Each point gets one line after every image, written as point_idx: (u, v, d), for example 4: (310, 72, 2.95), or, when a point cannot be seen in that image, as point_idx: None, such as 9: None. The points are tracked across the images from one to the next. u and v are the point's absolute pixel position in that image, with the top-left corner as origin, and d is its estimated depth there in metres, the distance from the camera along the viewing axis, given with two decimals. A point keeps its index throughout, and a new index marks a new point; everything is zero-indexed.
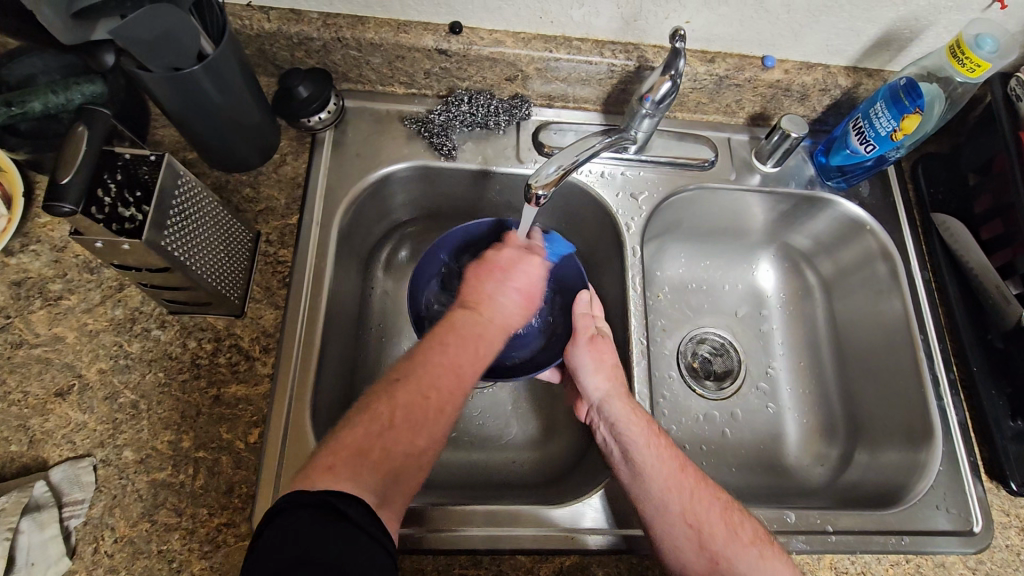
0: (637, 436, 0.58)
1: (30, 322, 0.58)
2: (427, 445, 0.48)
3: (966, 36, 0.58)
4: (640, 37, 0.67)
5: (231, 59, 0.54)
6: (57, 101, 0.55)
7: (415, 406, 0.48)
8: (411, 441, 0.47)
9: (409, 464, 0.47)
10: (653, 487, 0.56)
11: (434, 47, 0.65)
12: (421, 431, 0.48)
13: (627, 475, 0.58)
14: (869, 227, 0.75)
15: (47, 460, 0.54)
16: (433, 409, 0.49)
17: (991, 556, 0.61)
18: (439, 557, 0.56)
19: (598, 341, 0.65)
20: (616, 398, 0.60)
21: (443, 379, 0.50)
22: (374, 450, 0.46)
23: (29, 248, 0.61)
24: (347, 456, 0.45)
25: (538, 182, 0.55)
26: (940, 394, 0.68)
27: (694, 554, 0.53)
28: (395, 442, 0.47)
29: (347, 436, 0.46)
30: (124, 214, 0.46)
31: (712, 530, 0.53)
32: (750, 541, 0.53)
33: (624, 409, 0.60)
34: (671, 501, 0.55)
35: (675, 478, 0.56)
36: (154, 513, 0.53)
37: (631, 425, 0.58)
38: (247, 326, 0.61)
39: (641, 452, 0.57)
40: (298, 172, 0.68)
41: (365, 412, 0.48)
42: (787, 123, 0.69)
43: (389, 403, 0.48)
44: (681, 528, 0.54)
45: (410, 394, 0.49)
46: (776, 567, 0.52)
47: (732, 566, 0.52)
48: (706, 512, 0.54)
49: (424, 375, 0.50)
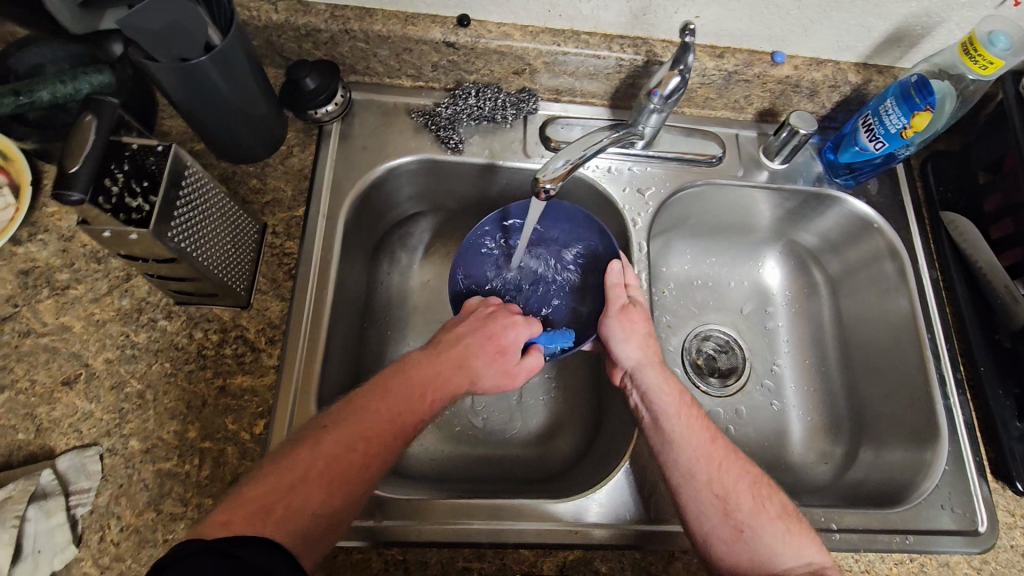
0: (669, 404, 0.59)
1: (38, 311, 0.59)
2: (346, 501, 0.47)
3: (979, 33, 0.58)
4: (649, 31, 0.67)
5: (239, 51, 0.54)
6: (65, 91, 0.56)
7: (340, 458, 0.48)
8: (323, 495, 0.46)
9: (320, 517, 0.46)
10: (682, 454, 0.56)
11: (441, 39, 0.65)
12: (339, 485, 0.47)
13: (656, 441, 0.58)
14: (878, 225, 0.74)
15: (54, 449, 0.54)
16: (357, 464, 0.48)
17: (995, 556, 0.61)
18: (442, 551, 0.56)
19: (631, 310, 0.64)
20: (651, 366, 0.62)
21: (373, 431, 0.50)
22: (281, 505, 0.45)
23: (37, 237, 0.61)
24: (253, 502, 0.44)
25: (545, 176, 0.55)
26: (947, 393, 0.67)
27: (719, 522, 0.53)
28: (309, 493, 0.46)
29: (260, 484, 0.46)
30: (131, 204, 0.46)
31: (738, 501, 0.54)
32: (777, 514, 0.54)
33: (657, 377, 0.61)
34: (699, 469, 0.55)
35: (705, 447, 0.57)
36: (160, 502, 0.53)
37: (664, 393, 0.60)
38: (254, 318, 0.61)
39: (673, 419, 0.58)
40: (305, 164, 0.68)
41: (286, 459, 0.47)
42: (796, 119, 0.69)
43: (313, 453, 0.48)
44: (708, 494, 0.54)
45: (336, 446, 0.48)
46: (800, 540, 0.53)
47: (757, 537, 0.52)
48: (733, 482, 0.55)
49: (355, 427, 0.50)
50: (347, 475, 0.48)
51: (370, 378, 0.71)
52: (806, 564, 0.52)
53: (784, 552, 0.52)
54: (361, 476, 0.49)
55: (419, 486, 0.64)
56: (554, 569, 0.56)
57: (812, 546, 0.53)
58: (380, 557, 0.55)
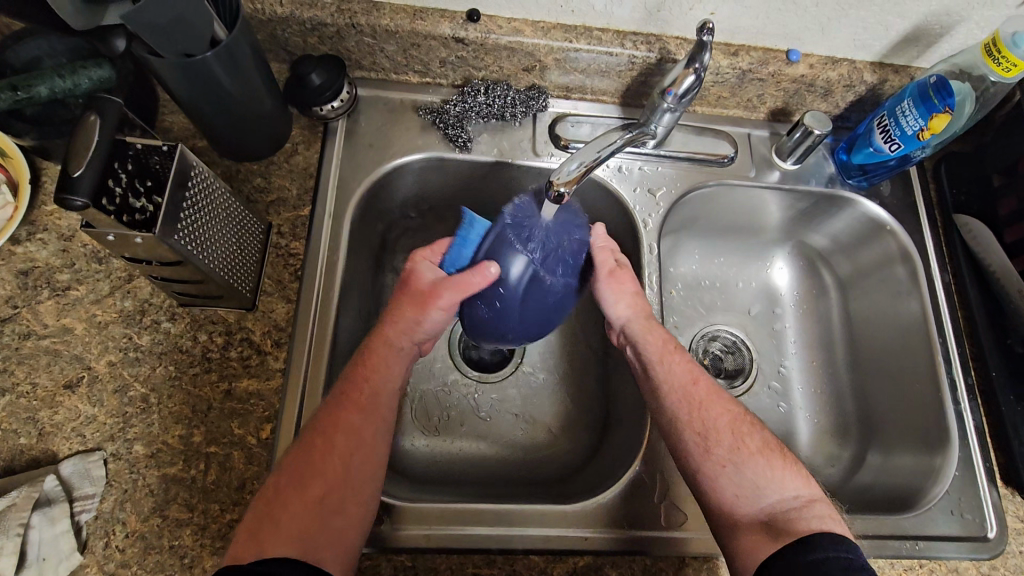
0: (651, 352, 0.59)
1: (39, 313, 0.57)
2: (326, 494, 0.49)
3: (1002, 33, 0.57)
4: (663, 28, 0.65)
5: (245, 45, 0.52)
6: (65, 86, 0.54)
7: (308, 465, 0.50)
8: (305, 501, 0.48)
9: (309, 523, 0.48)
10: (664, 398, 0.58)
11: (450, 35, 0.64)
12: (313, 483, 0.49)
13: (644, 389, 0.60)
14: (890, 228, 0.74)
15: (57, 454, 0.53)
16: (320, 456, 0.50)
17: (1004, 562, 0.61)
18: (453, 556, 0.55)
19: (620, 272, 0.61)
20: (637, 316, 0.61)
21: (339, 432, 0.52)
22: (282, 515, 0.47)
23: (36, 236, 0.60)
24: (247, 529, 0.47)
25: (560, 179, 0.53)
26: (957, 397, 0.67)
27: (702, 460, 0.54)
28: (289, 504, 0.48)
29: (260, 505, 0.49)
30: (135, 205, 0.45)
31: (719, 438, 0.54)
32: (758, 450, 0.54)
33: (640, 326, 0.61)
34: (680, 411, 0.56)
35: (686, 389, 0.57)
36: (165, 508, 0.52)
37: (647, 341, 0.60)
38: (259, 320, 0.60)
39: (654, 365, 0.59)
40: (310, 162, 0.66)
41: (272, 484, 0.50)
42: (810, 119, 0.67)
43: (282, 473, 0.50)
44: (690, 433, 0.55)
45: (306, 454, 0.50)
46: (783, 474, 0.53)
47: (740, 472, 0.53)
48: (715, 421, 0.55)
49: (327, 441, 0.51)
50: (322, 476, 0.50)
51: None
52: (794, 497, 0.51)
53: (766, 485, 0.52)
54: (335, 470, 0.50)
55: (426, 490, 0.64)
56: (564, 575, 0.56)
57: (796, 478, 0.53)
58: (390, 563, 0.55)
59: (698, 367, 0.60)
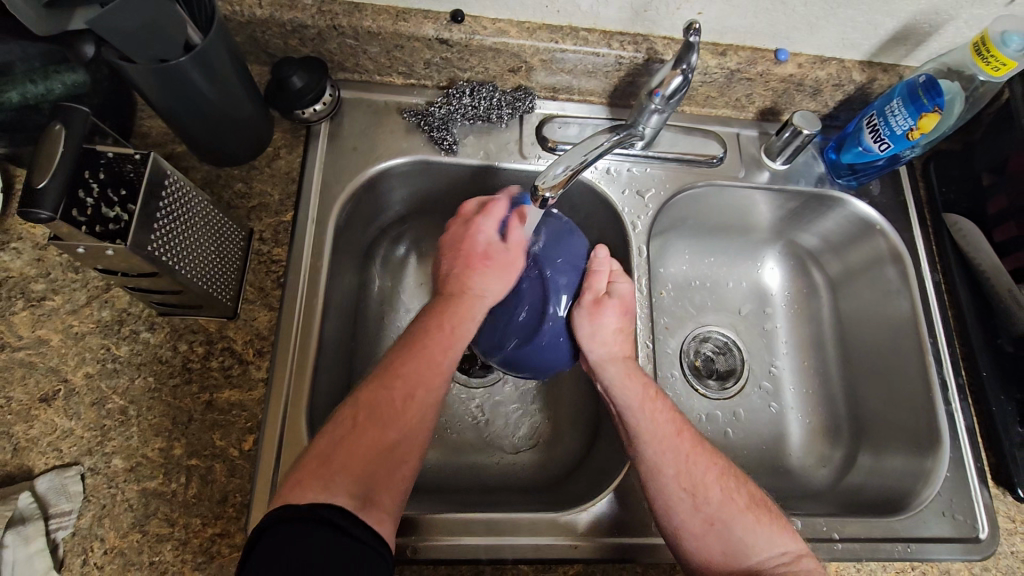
0: (632, 400, 0.57)
1: (13, 324, 0.56)
2: (400, 437, 0.48)
3: (991, 33, 0.56)
4: (650, 28, 0.64)
5: (221, 49, 0.51)
6: (37, 91, 0.53)
7: (380, 404, 0.49)
8: (379, 436, 0.48)
9: (379, 457, 0.47)
10: (647, 448, 0.55)
11: (434, 36, 0.62)
12: (384, 421, 0.48)
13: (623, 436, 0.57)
14: (880, 227, 0.73)
15: (33, 469, 0.52)
16: (400, 398, 0.49)
17: (996, 563, 0.61)
18: (440, 565, 0.55)
19: (604, 304, 0.59)
20: (615, 362, 0.59)
21: (411, 373, 0.51)
22: (338, 454, 0.46)
23: (10, 246, 0.58)
24: (313, 459, 0.45)
25: (544, 183, 0.53)
26: (949, 398, 0.67)
27: (689, 516, 0.52)
28: (358, 442, 0.47)
29: (320, 442, 0.47)
30: (108, 215, 0.44)
31: (707, 494, 0.53)
32: (746, 506, 0.53)
33: (619, 374, 0.58)
34: (665, 464, 0.54)
35: (671, 440, 0.55)
36: (145, 523, 0.51)
37: (627, 389, 0.57)
38: (241, 328, 0.58)
39: (636, 414, 0.56)
40: (293, 167, 0.65)
41: (334, 422, 0.48)
42: (798, 119, 0.67)
43: (354, 407, 0.49)
44: (676, 489, 0.53)
45: (378, 393, 0.49)
46: (770, 530, 0.52)
47: (728, 529, 0.52)
48: (703, 474, 0.54)
49: (405, 387, 0.50)
50: (393, 416, 0.49)
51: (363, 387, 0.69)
52: (782, 553, 0.51)
53: (757, 543, 0.51)
54: (408, 415, 0.49)
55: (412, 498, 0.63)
56: None
57: (783, 533, 0.53)
58: None
59: (680, 416, 0.58)
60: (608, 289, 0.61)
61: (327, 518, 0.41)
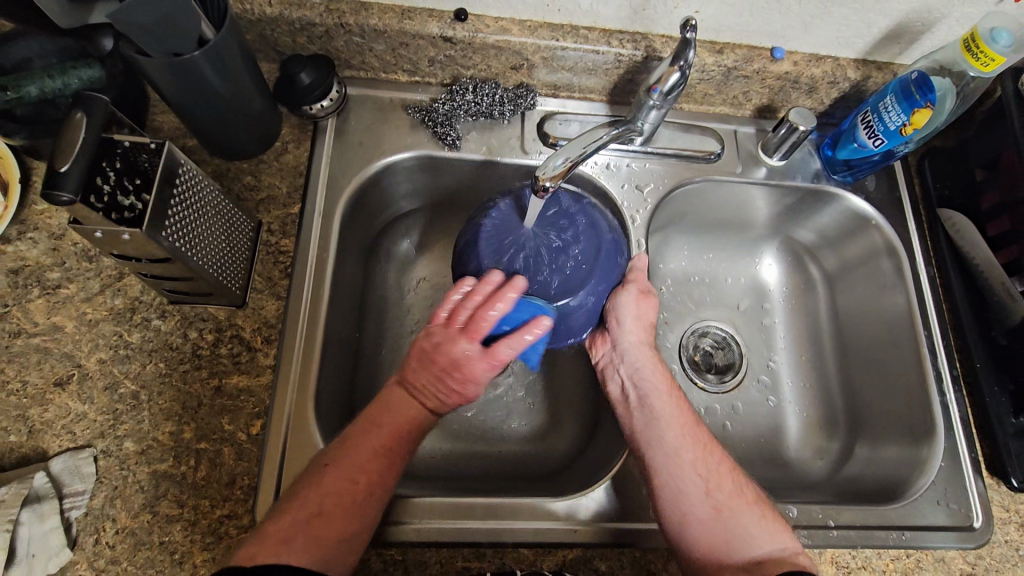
0: (659, 385, 0.60)
1: (29, 311, 0.58)
2: (354, 531, 0.48)
3: (980, 30, 0.58)
4: (648, 26, 0.66)
5: (233, 44, 0.53)
6: (54, 86, 0.55)
7: (343, 492, 0.48)
8: (341, 522, 0.48)
9: (336, 548, 0.47)
10: (668, 430, 0.57)
11: (438, 34, 0.64)
12: (348, 510, 0.48)
13: (642, 418, 0.59)
14: (875, 222, 0.74)
15: (47, 451, 0.53)
16: (362, 493, 0.49)
17: (991, 552, 0.61)
18: (442, 549, 0.56)
19: (649, 297, 0.64)
20: (644, 346, 0.63)
21: (369, 467, 0.50)
22: (298, 535, 0.46)
23: (27, 235, 0.60)
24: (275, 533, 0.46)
25: (545, 174, 0.54)
26: (943, 389, 0.68)
27: (700, 501, 0.54)
28: (323, 530, 0.47)
29: (281, 520, 0.47)
30: (123, 203, 0.46)
31: (719, 484, 0.55)
32: (753, 500, 0.55)
33: (645, 360, 0.62)
34: (683, 449, 0.56)
35: (691, 429, 0.58)
36: (155, 504, 0.53)
37: (653, 374, 0.61)
38: (249, 316, 0.60)
39: (662, 398, 0.59)
40: (300, 161, 0.67)
41: (299, 497, 0.48)
42: (795, 116, 0.68)
43: (320, 492, 0.48)
44: (692, 473, 0.55)
45: (336, 482, 0.49)
46: (775, 526, 0.53)
47: (735, 519, 0.53)
48: (717, 464, 0.56)
49: (364, 485, 0.49)
50: (351, 508, 0.48)
51: (367, 377, 0.70)
52: (782, 550, 0.52)
53: (762, 535, 0.52)
54: (366, 507, 0.49)
55: (414, 485, 0.64)
56: (554, 568, 0.56)
57: (784, 530, 0.54)
58: (379, 558, 0.55)
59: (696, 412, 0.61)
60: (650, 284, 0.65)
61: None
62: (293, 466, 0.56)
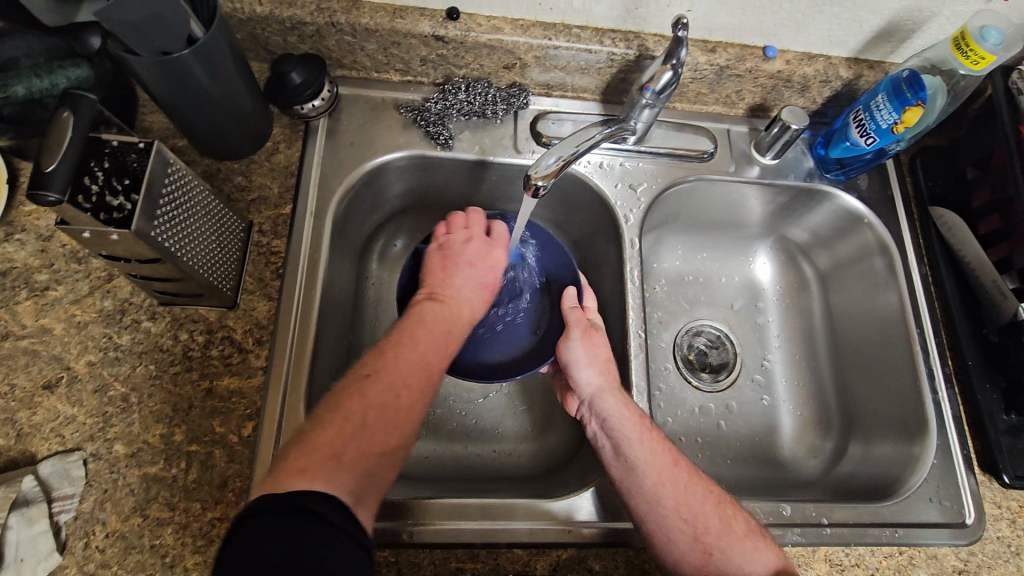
0: (628, 430, 0.57)
1: (17, 313, 0.57)
2: (400, 441, 0.47)
3: (971, 28, 0.58)
4: (640, 25, 0.66)
5: (222, 43, 0.52)
6: (42, 85, 0.56)
7: (388, 406, 0.47)
8: (383, 437, 0.46)
9: (383, 460, 0.46)
10: (648, 480, 0.55)
11: (430, 33, 0.64)
12: (395, 427, 0.47)
13: (619, 470, 0.56)
14: (867, 220, 0.74)
15: (35, 455, 0.53)
16: (407, 406, 0.48)
17: (982, 548, 0.62)
18: (435, 550, 0.55)
19: (593, 334, 0.64)
20: (610, 392, 0.60)
21: (414, 373, 0.50)
22: (349, 451, 0.44)
23: (14, 237, 0.59)
24: (327, 449, 0.43)
25: (538, 173, 0.54)
26: (935, 388, 0.68)
27: (689, 547, 0.52)
28: (361, 441, 0.45)
29: (323, 433, 0.44)
30: (112, 204, 0.45)
31: (707, 524, 0.53)
32: (744, 535, 0.53)
33: (616, 403, 0.59)
34: (665, 496, 0.54)
35: (671, 471, 0.55)
36: (146, 507, 0.52)
37: (624, 420, 0.58)
38: (240, 318, 0.60)
39: (635, 446, 0.56)
40: (291, 161, 0.66)
41: (341, 407, 0.46)
42: (787, 115, 0.68)
43: (366, 400, 0.46)
44: (677, 521, 0.53)
45: (382, 392, 0.47)
46: (768, 556, 0.53)
47: (727, 559, 0.52)
48: (701, 505, 0.54)
49: (396, 369, 0.49)
50: (403, 423, 0.48)
51: None
52: None
53: (756, 572, 0.51)
54: (413, 420, 0.48)
55: (410, 485, 0.64)
56: (548, 568, 0.56)
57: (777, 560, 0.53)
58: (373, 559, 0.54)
59: (674, 446, 0.58)
60: (591, 322, 0.66)
61: (306, 509, 0.38)
62: None
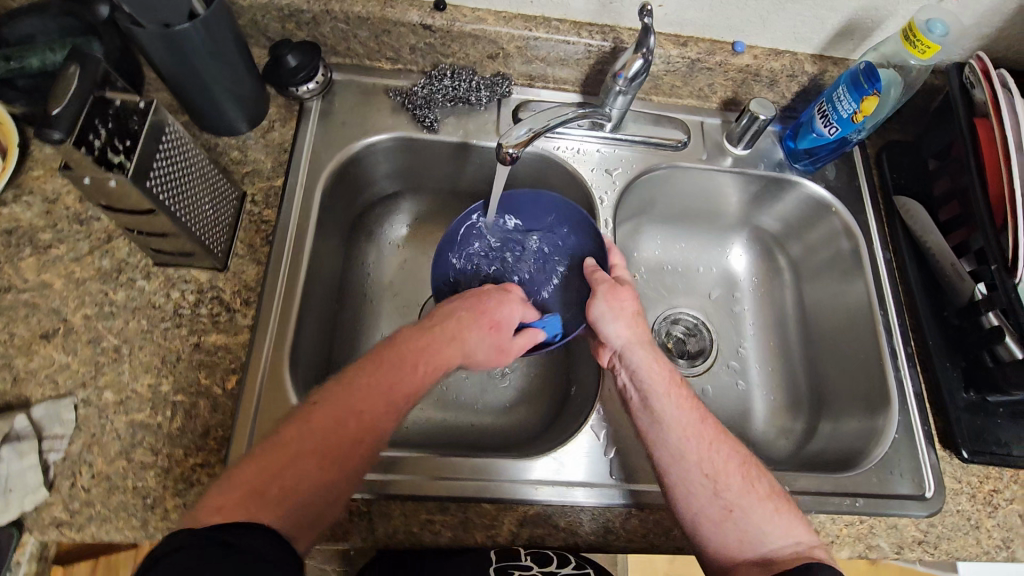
0: (658, 385, 0.59)
1: (20, 268, 0.61)
2: (340, 476, 0.48)
3: (917, 21, 0.62)
4: (616, 19, 0.71)
5: (225, 22, 0.56)
6: (54, 58, 0.59)
7: (331, 433, 0.48)
8: (316, 472, 0.47)
9: (318, 491, 0.47)
10: (672, 434, 0.57)
11: (418, 22, 0.69)
12: (331, 462, 0.48)
13: (646, 423, 0.58)
14: (834, 208, 0.78)
15: (29, 398, 0.56)
16: (351, 440, 0.49)
17: (943, 520, 0.63)
18: (406, 503, 0.57)
19: (619, 289, 0.64)
20: (641, 346, 0.62)
21: (366, 407, 0.50)
22: (272, 488, 0.45)
23: (22, 199, 0.63)
24: (250, 488, 0.45)
25: (508, 142, 0.58)
26: (898, 366, 0.70)
27: (708, 501, 0.54)
28: (287, 477, 0.46)
29: (247, 469, 0.46)
30: (112, 160, 0.48)
31: (727, 480, 0.55)
32: (765, 495, 0.55)
33: (645, 358, 0.61)
34: (689, 450, 0.56)
35: (697, 427, 0.57)
36: (131, 451, 0.55)
37: (654, 374, 0.60)
38: (230, 280, 0.63)
39: (663, 400, 0.58)
40: (286, 138, 0.71)
41: (278, 437, 0.48)
42: (756, 106, 0.72)
43: (303, 440, 0.48)
44: (699, 475, 0.55)
45: (325, 419, 0.49)
46: (790, 518, 0.54)
47: (745, 515, 0.53)
48: (724, 461, 0.55)
49: (355, 395, 0.50)
50: (340, 458, 0.48)
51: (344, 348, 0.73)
52: (793, 544, 0.52)
53: (773, 529, 0.53)
54: (359, 455, 0.49)
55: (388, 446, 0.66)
56: (515, 523, 0.58)
57: (797, 525, 0.54)
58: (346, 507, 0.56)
59: (702, 404, 0.60)
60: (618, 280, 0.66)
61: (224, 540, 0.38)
62: (266, 416, 0.58)
